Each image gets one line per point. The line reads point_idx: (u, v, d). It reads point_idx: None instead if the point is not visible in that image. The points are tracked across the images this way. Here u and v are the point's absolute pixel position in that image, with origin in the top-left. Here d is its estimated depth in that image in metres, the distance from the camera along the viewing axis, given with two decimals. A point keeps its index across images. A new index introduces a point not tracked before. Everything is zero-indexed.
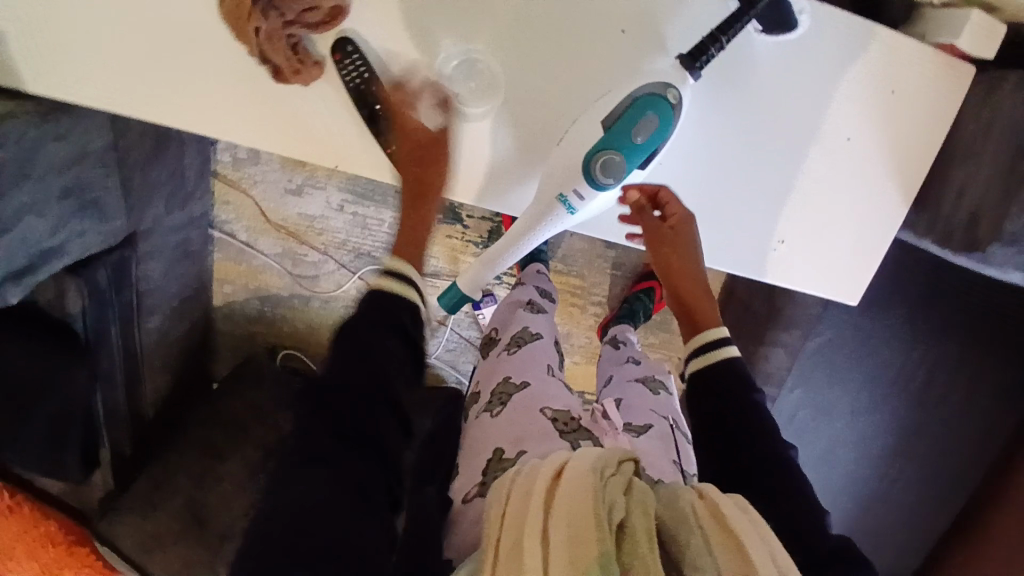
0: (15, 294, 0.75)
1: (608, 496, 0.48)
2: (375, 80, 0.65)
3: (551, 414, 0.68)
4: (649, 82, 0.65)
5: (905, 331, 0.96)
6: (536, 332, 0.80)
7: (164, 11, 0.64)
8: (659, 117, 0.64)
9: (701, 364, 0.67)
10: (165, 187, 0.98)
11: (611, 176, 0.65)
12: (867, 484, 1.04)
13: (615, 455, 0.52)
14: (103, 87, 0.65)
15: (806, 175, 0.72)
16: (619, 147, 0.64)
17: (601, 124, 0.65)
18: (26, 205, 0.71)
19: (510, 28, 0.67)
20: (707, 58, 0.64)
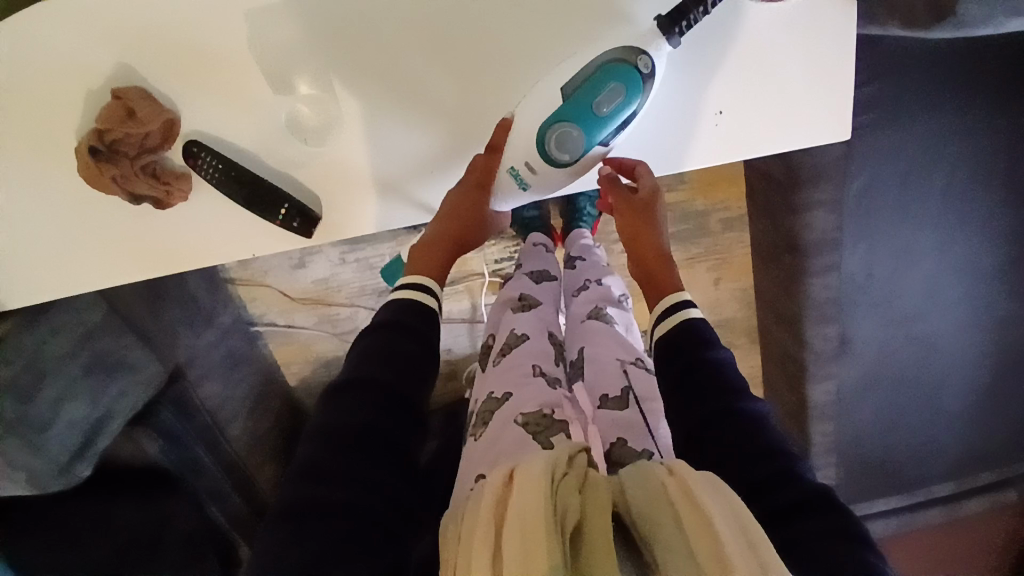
0: (85, 467, 0.92)
1: (560, 495, 0.47)
2: (231, 166, 0.65)
3: (523, 420, 0.66)
4: (616, 47, 0.61)
5: (936, 126, 0.85)
6: (523, 333, 0.79)
7: (38, 200, 0.69)
8: (624, 87, 0.61)
9: (665, 331, 0.65)
10: (182, 318, 1.03)
11: (567, 151, 0.63)
12: (976, 291, 0.95)
13: (564, 454, 0.51)
14: (36, 285, 0.72)
15: (724, 28, 0.64)
16: (576, 121, 0.62)
17: (559, 94, 0.62)
18: (54, 397, 0.85)
19: (321, 52, 0.63)
20: (687, 22, 0.60)
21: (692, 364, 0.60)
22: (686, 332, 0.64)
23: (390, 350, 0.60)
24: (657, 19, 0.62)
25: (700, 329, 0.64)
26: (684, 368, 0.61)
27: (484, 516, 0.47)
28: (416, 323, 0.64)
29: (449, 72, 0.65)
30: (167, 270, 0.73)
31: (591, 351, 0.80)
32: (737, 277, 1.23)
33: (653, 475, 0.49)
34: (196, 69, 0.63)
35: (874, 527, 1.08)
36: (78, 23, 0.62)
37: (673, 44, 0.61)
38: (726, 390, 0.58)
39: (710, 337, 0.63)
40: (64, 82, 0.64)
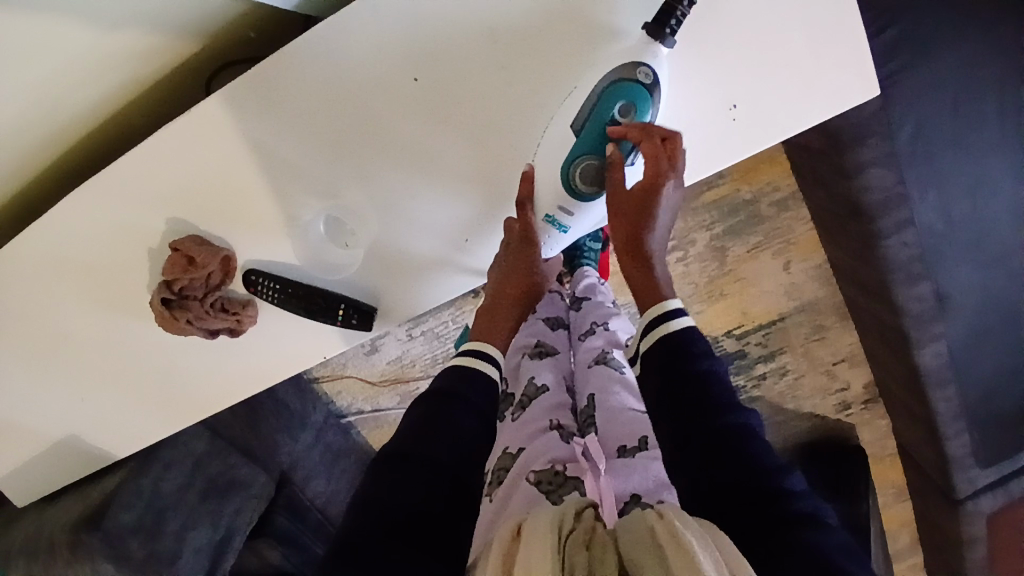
0: None
1: (567, 552, 0.47)
2: (288, 282, 0.69)
3: (534, 478, 0.65)
4: (615, 66, 0.59)
5: (961, 54, 0.83)
6: (542, 384, 0.78)
7: (138, 350, 0.78)
8: (634, 104, 0.59)
9: (651, 343, 0.63)
10: (279, 425, 1.11)
11: (592, 183, 0.63)
12: None
13: (571, 508, 0.52)
14: (157, 422, 0.82)
15: (711, 26, 0.61)
16: (594, 151, 0.61)
17: (570, 129, 0.61)
18: (181, 527, 0.92)
19: (334, 158, 0.66)
20: (677, 19, 0.57)
21: (676, 376, 0.59)
22: (672, 345, 0.61)
23: (430, 425, 0.60)
24: (643, 26, 0.59)
25: (688, 338, 0.61)
26: (668, 378, 0.60)
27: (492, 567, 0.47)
28: (468, 395, 0.63)
29: (464, 139, 0.65)
30: (255, 389, 0.78)
31: (601, 401, 0.74)
32: (807, 255, 1.16)
33: (642, 521, 0.48)
34: (233, 205, 0.69)
35: (981, 505, 0.99)
36: (134, 194, 0.70)
37: (670, 46, 0.59)
38: (722, 406, 0.57)
39: (703, 349, 0.61)
40: (134, 246, 0.72)
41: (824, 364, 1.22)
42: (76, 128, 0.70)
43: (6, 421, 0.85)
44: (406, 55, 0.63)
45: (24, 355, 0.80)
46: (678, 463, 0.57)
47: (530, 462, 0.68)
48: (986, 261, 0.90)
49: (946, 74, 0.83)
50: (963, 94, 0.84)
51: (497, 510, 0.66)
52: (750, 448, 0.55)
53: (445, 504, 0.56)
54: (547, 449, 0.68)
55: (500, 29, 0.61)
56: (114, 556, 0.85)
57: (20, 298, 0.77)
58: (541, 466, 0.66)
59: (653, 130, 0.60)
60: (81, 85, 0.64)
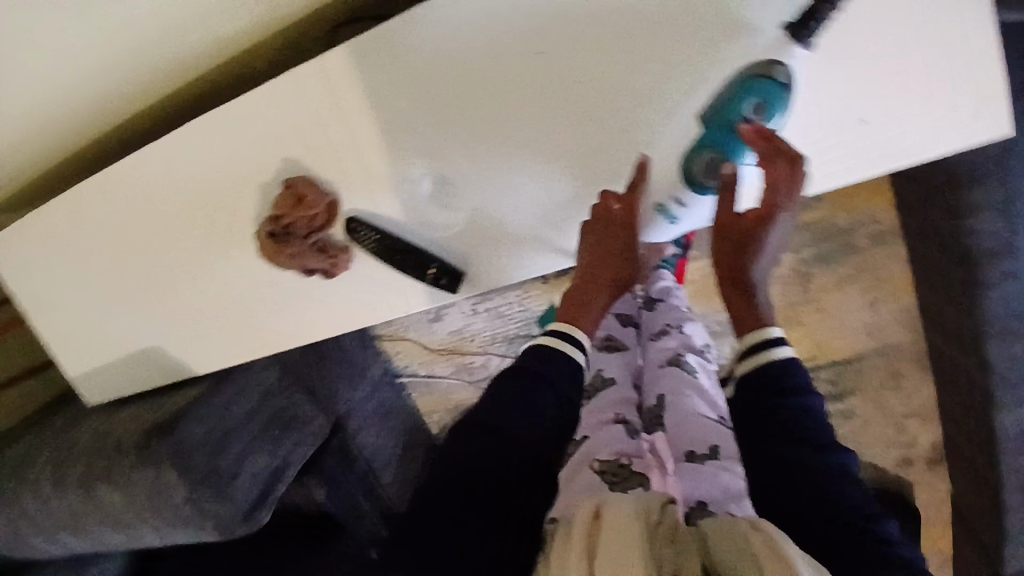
0: (265, 515, 0.99)
1: (653, 540, 0.52)
2: (386, 235, 0.72)
3: (597, 467, 0.66)
4: (750, 63, 0.60)
5: None
6: (609, 377, 0.79)
7: (236, 277, 0.83)
8: (766, 104, 0.60)
9: (750, 367, 0.63)
10: (341, 374, 1.16)
11: (712, 176, 0.64)
12: None
13: (656, 501, 0.57)
14: (240, 347, 0.88)
15: (852, 38, 0.59)
16: (719, 145, 0.63)
17: (697, 120, 0.63)
18: (242, 451, 0.96)
19: (446, 122, 0.68)
20: (818, 23, 0.58)
21: (771, 407, 0.60)
22: (772, 374, 0.62)
23: (505, 402, 0.61)
24: (784, 24, 0.59)
25: (784, 370, 0.62)
26: (761, 410, 0.60)
27: (577, 543, 0.53)
28: (541, 370, 0.64)
29: (577, 120, 0.65)
30: (336, 332, 0.82)
31: (673, 403, 0.74)
32: (895, 295, 1.11)
33: (736, 527, 0.52)
34: (346, 154, 0.72)
35: None
36: (257, 130, 0.74)
37: (807, 49, 0.60)
38: (817, 445, 0.58)
39: (801, 383, 0.62)
40: (248, 179, 0.76)
41: (893, 413, 1.17)
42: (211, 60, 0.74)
43: (105, 324, 0.92)
44: (534, 29, 0.63)
45: (132, 264, 0.86)
46: (766, 496, 0.58)
47: (595, 451, 0.69)
48: None
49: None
50: None
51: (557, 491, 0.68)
52: (845, 497, 0.56)
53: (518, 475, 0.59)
54: (613, 440, 0.69)
55: (634, 15, 0.61)
56: (181, 466, 0.90)
57: (136, 212, 0.82)
58: (606, 456, 0.68)
59: (780, 144, 0.59)
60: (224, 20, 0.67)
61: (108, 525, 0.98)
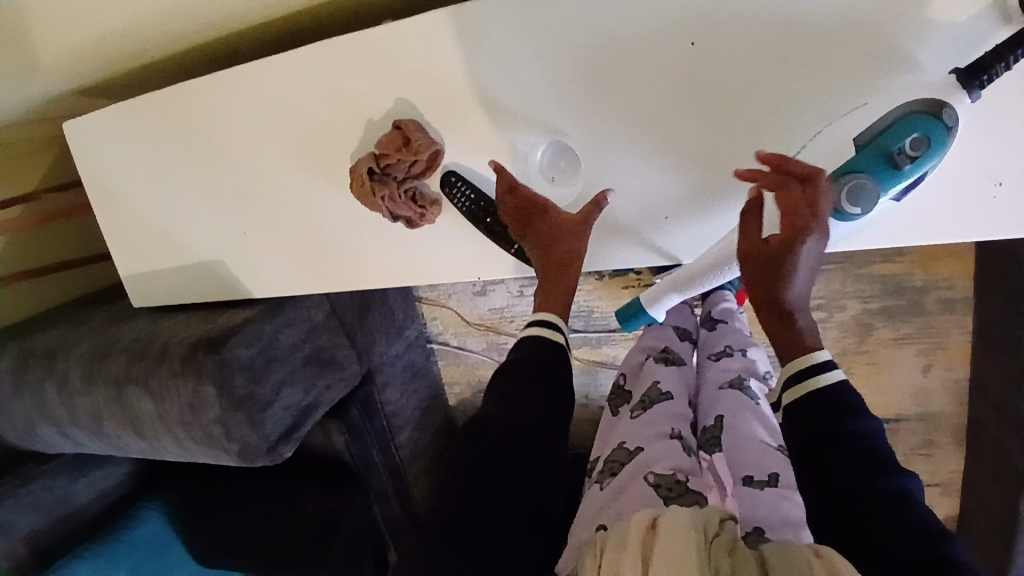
0: (288, 449, 0.98)
1: (710, 552, 0.49)
2: (481, 197, 0.72)
3: (654, 480, 0.64)
4: (915, 100, 0.56)
5: None
6: (665, 390, 0.78)
7: (316, 207, 0.82)
8: (929, 139, 0.55)
9: (793, 398, 0.61)
10: (381, 326, 1.16)
11: (858, 204, 0.58)
12: None
13: (714, 515, 0.54)
14: (304, 278, 0.88)
15: (1014, 94, 0.57)
16: (869, 172, 0.57)
17: (852, 144, 0.58)
18: (279, 380, 0.96)
19: (569, 97, 0.67)
20: (991, 76, 0.54)
21: (822, 438, 0.58)
22: (820, 401, 0.59)
23: (517, 408, 0.65)
24: (953, 71, 0.56)
25: (835, 398, 0.59)
26: (812, 443, 0.58)
27: (631, 549, 0.51)
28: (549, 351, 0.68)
29: (708, 120, 0.64)
30: (403, 282, 0.81)
31: (732, 426, 0.73)
32: (952, 365, 1.09)
33: (799, 552, 0.49)
34: (458, 107, 0.71)
35: None
36: (374, 64, 0.73)
37: (974, 97, 0.56)
38: (876, 469, 0.55)
39: (857, 406, 0.59)
40: (354, 112, 0.75)
41: (918, 481, 1.16)
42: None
43: (174, 227, 0.92)
44: (687, 18, 0.61)
45: (216, 174, 0.86)
46: (826, 526, 0.55)
47: (650, 464, 0.67)
48: None
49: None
50: None
51: (608, 499, 0.67)
52: (907, 523, 0.52)
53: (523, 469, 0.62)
54: (669, 455, 0.67)
55: (793, 24, 0.59)
56: (221, 383, 0.90)
57: (232, 124, 0.82)
58: (662, 470, 0.66)
59: (791, 168, 0.59)
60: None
61: (130, 428, 0.98)
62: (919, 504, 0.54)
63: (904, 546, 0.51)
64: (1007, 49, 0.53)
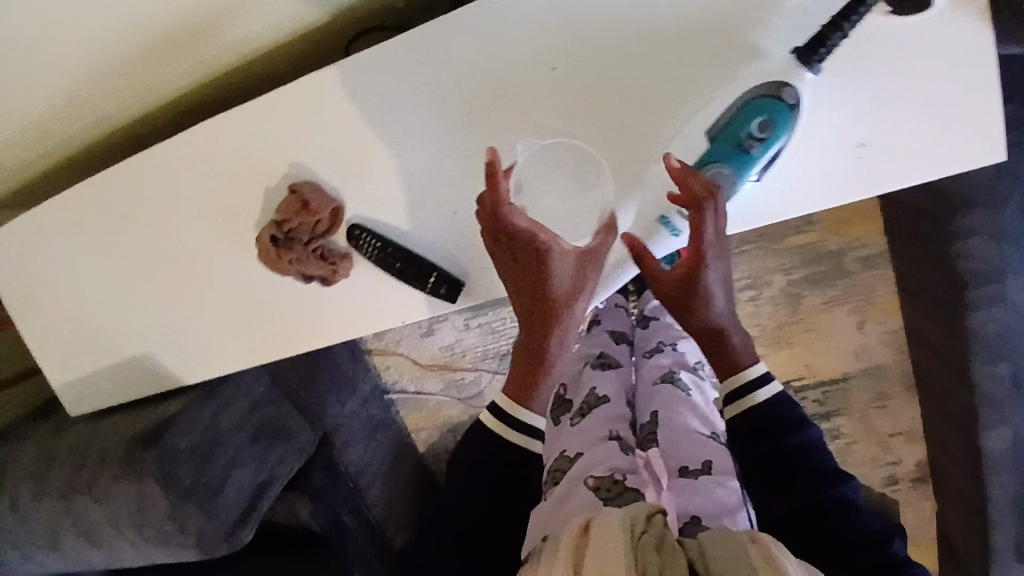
0: (248, 531, 0.97)
1: (640, 548, 0.52)
2: (387, 242, 0.72)
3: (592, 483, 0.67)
4: (758, 84, 0.61)
5: None
6: (603, 394, 0.80)
7: (230, 281, 0.81)
8: (772, 121, 0.60)
9: (734, 415, 0.65)
10: (331, 386, 1.14)
11: (720, 189, 0.62)
12: None
13: (643, 512, 0.57)
14: (231, 354, 0.86)
15: (853, 62, 0.61)
16: (725, 159, 0.61)
17: (706, 134, 0.62)
18: (228, 462, 0.94)
19: (453, 133, 0.69)
20: (827, 49, 0.58)
21: (773, 454, 0.62)
22: (763, 417, 0.64)
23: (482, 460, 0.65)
24: (794, 48, 0.60)
25: (779, 410, 0.64)
26: (767, 457, 0.63)
27: (564, 554, 0.53)
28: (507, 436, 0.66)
29: (585, 129, 0.65)
30: (331, 339, 0.80)
31: (668, 419, 0.75)
32: (882, 318, 1.14)
33: (736, 540, 0.53)
34: (350, 160, 0.72)
35: None
36: (261, 132, 0.73)
37: (815, 71, 0.60)
38: (819, 480, 0.62)
39: (795, 417, 0.64)
40: (251, 182, 0.75)
41: (880, 435, 1.18)
42: (223, 60, 0.74)
43: (88, 327, 0.89)
44: (547, 44, 0.64)
45: (123, 266, 0.84)
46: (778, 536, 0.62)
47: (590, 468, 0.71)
48: None
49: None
50: None
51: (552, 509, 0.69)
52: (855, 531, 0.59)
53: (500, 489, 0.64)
54: (606, 457, 0.71)
55: (643, 32, 0.63)
56: (164, 476, 0.87)
57: (132, 213, 0.81)
58: (599, 472, 0.69)
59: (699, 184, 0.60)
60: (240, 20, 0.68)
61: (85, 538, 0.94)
62: (858, 510, 0.61)
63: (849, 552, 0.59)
64: (839, 21, 0.58)
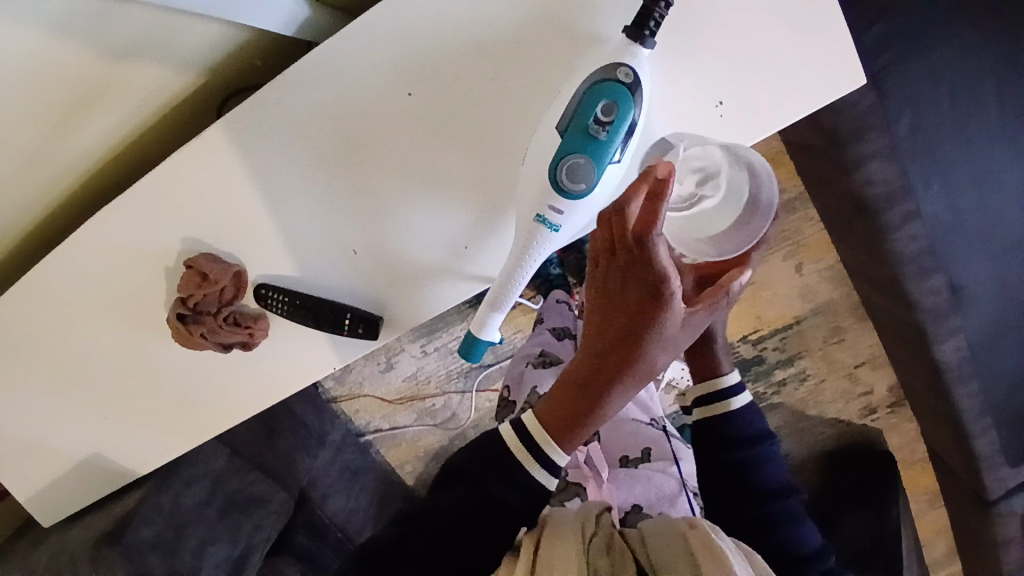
0: None
1: (592, 555, 0.53)
2: (295, 295, 0.72)
3: None
4: (597, 68, 0.61)
5: (963, 40, 0.79)
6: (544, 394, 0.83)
7: (154, 366, 0.80)
8: (615, 102, 0.60)
9: (703, 414, 0.68)
10: (298, 443, 1.13)
11: (580, 181, 0.61)
12: None
13: (593, 513, 0.58)
14: (172, 438, 0.84)
15: (688, 28, 0.63)
16: (580, 149, 0.60)
17: (557, 129, 0.61)
18: (200, 544, 0.91)
19: (332, 175, 0.69)
20: (655, 21, 0.59)
21: (721, 468, 0.66)
22: (725, 423, 0.67)
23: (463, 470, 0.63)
24: (625, 28, 0.62)
25: (736, 422, 0.67)
26: (715, 471, 0.66)
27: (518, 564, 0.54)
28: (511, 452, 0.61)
29: (455, 149, 0.67)
30: (270, 401, 0.80)
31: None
32: (818, 256, 1.15)
33: (673, 529, 0.55)
34: (239, 224, 0.72)
35: (1014, 506, 0.93)
36: (145, 215, 0.73)
37: (650, 46, 0.61)
38: (761, 495, 0.65)
39: (752, 432, 0.67)
40: (151, 266, 0.75)
41: (845, 368, 1.20)
42: (96, 156, 0.73)
43: (25, 444, 0.87)
44: (397, 71, 0.66)
45: (43, 376, 0.83)
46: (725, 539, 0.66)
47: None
48: (1013, 249, 0.84)
49: (946, 61, 0.79)
50: (972, 81, 0.80)
51: None
52: (793, 540, 0.63)
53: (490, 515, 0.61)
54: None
55: (486, 41, 0.64)
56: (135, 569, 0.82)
57: (41, 322, 0.80)
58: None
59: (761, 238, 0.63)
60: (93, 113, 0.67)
61: None
62: (799, 520, 0.65)
63: (772, 557, 0.62)
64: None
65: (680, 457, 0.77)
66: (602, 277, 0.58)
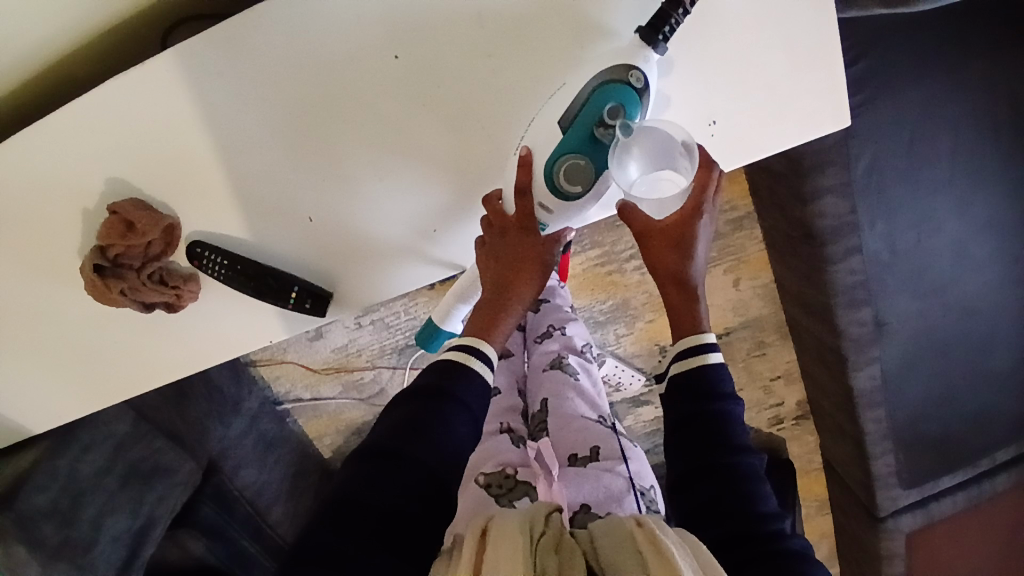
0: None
1: (539, 555, 0.50)
2: (235, 258, 0.64)
3: (484, 480, 0.72)
4: (606, 66, 0.58)
5: (925, 93, 0.84)
6: (494, 388, 0.86)
7: (55, 319, 0.70)
8: (623, 105, 0.58)
9: (680, 370, 0.64)
10: (211, 410, 1.02)
11: (578, 182, 0.60)
12: (994, 254, 0.91)
13: (542, 511, 0.55)
14: (69, 400, 0.74)
15: (697, 41, 0.62)
16: (581, 149, 0.59)
17: (559, 125, 0.59)
18: (99, 512, 0.83)
19: (297, 135, 0.63)
20: (670, 26, 0.58)
21: (695, 415, 0.61)
22: (703, 379, 0.63)
23: (390, 436, 0.56)
24: (637, 29, 0.59)
25: (716, 377, 0.62)
26: (690, 416, 0.61)
27: (463, 561, 0.49)
28: (444, 388, 0.59)
29: (437, 126, 0.63)
30: (194, 369, 0.72)
31: (557, 406, 0.81)
32: (755, 273, 1.19)
33: (622, 527, 0.53)
34: (179, 170, 0.63)
35: (900, 524, 1.03)
36: (65, 145, 0.63)
37: (660, 51, 0.59)
38: (728, 448, 0.59)
39: (725, 389, 0.63)
40: (66, 208, 0.65)
41: (762, 379, 1.26)
42: (7, 78, 0.61)
43: None
44: (384, 31, 0.60)
45: None
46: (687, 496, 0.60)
47: (481, 465, 0.75)
48: (935, 293, 0.91)
49: (905, 110, 0.84)
50: (926, 134, 0.85)
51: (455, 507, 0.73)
52: (752, 500, 0.57)
53: (424, 504, 0.53)
54: (498, 453, 0.76)
55: (488, 17, 0.60)
56: (27, 541, 0.75)
57: None
58: (492, 469, 0.73)
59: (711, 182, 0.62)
60: (11, 31, 0.55)
61: None
62: (759, 479, 0.59)
63: (731, 512, 0.57)
64: None
65: (628, 456, 0.78)
66: (489, 233, 0.64)
